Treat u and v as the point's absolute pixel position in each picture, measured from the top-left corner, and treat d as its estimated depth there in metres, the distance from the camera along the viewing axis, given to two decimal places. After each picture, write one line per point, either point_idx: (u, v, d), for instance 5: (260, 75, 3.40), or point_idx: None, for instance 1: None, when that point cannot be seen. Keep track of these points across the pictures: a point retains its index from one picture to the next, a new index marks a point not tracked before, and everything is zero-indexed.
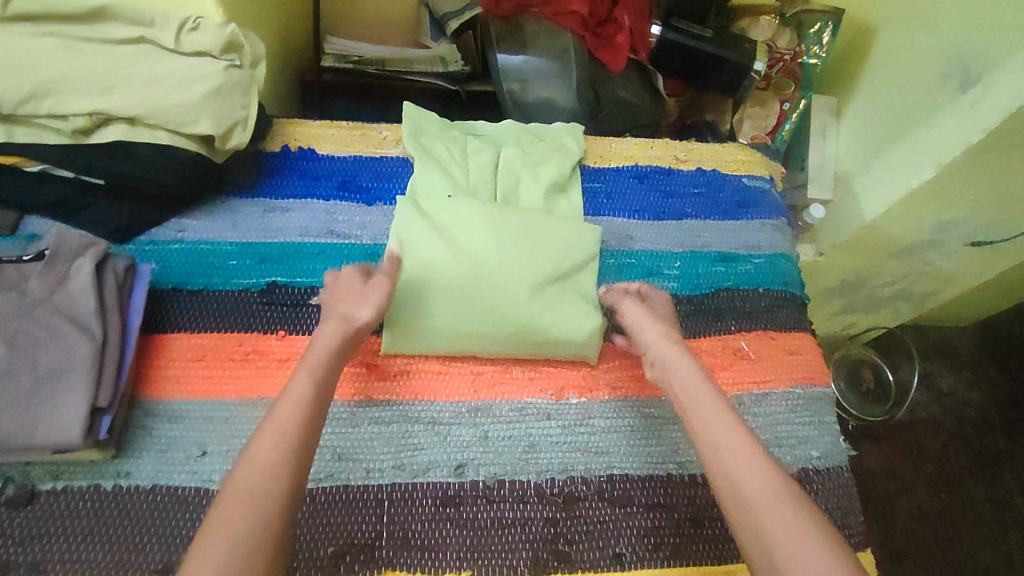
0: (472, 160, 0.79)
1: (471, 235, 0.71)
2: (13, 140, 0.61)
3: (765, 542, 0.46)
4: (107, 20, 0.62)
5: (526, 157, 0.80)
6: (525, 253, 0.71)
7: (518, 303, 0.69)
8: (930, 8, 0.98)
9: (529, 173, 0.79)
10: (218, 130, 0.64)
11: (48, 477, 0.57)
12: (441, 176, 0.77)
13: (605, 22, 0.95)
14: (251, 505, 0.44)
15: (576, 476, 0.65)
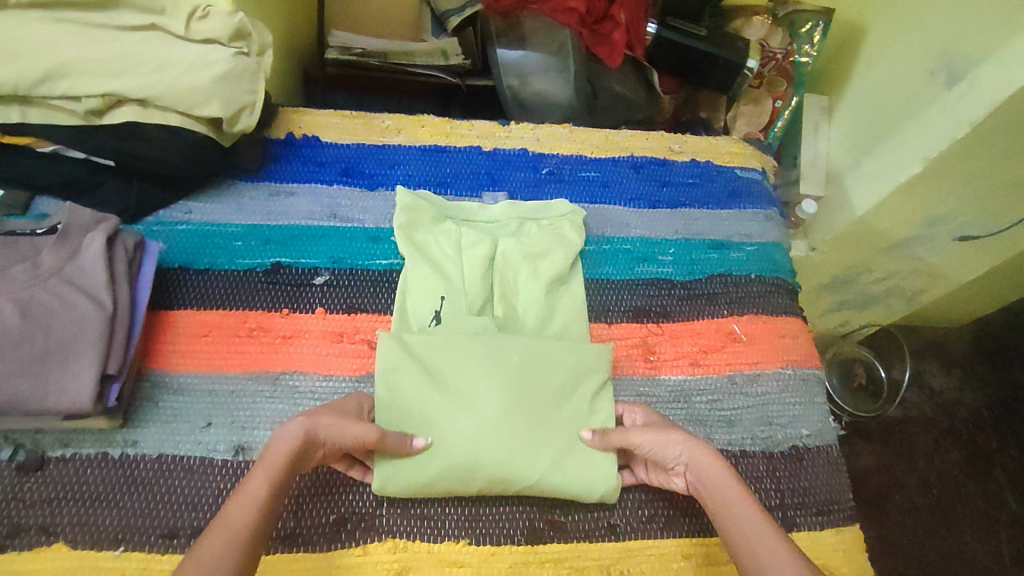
0: (469, 274, 0.72)
1: (468, 367, 0.64)
2: (27, 120, 0.63)
3: None
4: (120, 7, 0.64)
5: (527, 295, 0.73)
6: (530, 389, 0.64)
7: (526, 457, 0.61)
8: (918, 9, 1.00)
9: (529, 278, 0.73)
10: (225, 113, 0.66)
11: (58, 445, 0.58)
12: (431, 282, 0.70)
13: (602, 19, 0.96)
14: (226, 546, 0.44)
15: None
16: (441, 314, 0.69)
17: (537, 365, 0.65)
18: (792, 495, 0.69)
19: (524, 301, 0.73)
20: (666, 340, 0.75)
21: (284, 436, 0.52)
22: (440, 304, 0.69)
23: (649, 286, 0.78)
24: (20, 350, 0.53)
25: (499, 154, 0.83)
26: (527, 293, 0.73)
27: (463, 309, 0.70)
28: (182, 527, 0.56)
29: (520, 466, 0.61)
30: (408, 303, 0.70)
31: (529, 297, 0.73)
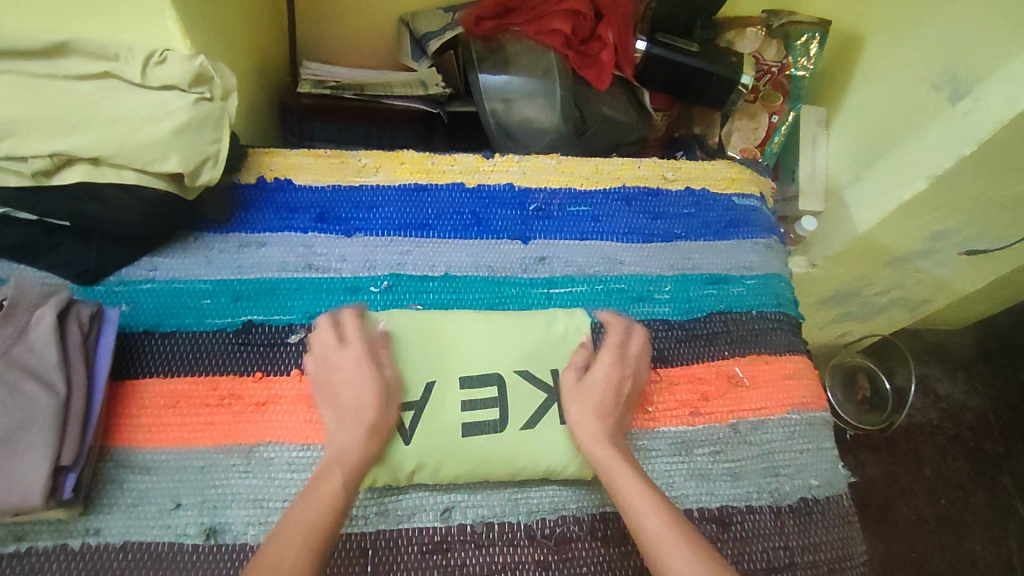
0: (456, 343, 0.64)
1: (464, 445, 0.60)
2: None
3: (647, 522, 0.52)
4: (71, 56, 0.60)
5: (520, 350, 0.64)
6: (515, 343, 0.65)
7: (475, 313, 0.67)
8: (917, 18, 0.97)
9: (519, 334, 0.65)
10: (187, 167, 0.62)
11: (13, 539, 0.54)
12: (414, 352, 0.63)
13: (589, 40, 0.92)
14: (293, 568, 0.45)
15: (568, 515, 0.62)
16: (429, 399, 0.61)
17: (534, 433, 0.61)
18: (801, 552, 0.65)
19: (520, 359, 0.64)
20: (665, 388, 0.71)
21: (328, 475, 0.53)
22: (425, 388, 0.62)
23: (645, 329, 0.74)
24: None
25: (484, 190, 0.79)
26: (527, 342, 0.65)
27: (452, 385, 0.62)
28: None
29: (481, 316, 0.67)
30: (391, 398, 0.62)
31: (525, 350, 0.64)
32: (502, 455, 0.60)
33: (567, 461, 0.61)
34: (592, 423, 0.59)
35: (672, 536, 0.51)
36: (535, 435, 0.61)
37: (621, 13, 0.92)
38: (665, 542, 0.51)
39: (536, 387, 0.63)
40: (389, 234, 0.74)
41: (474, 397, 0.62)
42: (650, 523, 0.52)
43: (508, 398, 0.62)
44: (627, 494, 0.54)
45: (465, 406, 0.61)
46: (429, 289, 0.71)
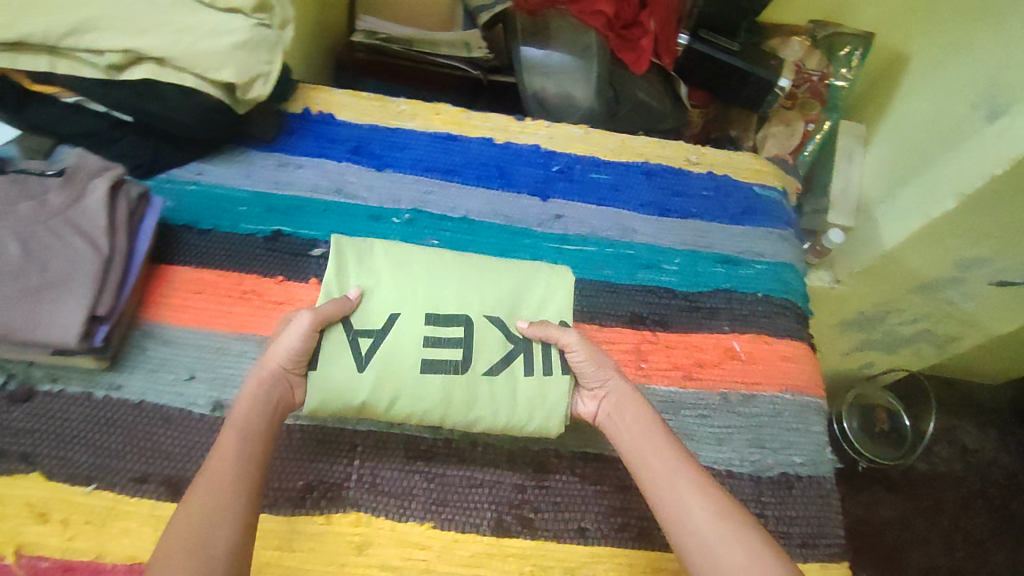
0: (426, 282, 0.64)
1: (422, 380, 0.59)
2: (55, 70, 0.66)
3: (698, 552, 0.48)
4: None
5: (494, 297, 0.64)
6: (489, 294, 0.64)
7: (453, 263, 0.66)
8: (965, 39, 0.96)
9: (493, 282, 0.65)
10: (240, 80, 0.67)
11: (47, 378, 0.60)
12: (385, 286, 0.63)
13: (631, 25, 0.94)
14: (210, 499, 0.46)
15: (552, 448, 0.64)
16: (394, 329, 0.61)
17: (494, 379, 0.61)
18: (777, 523, 0.65)
19: (492, 306, 0.64)
20: (662, 349, 0.73)
21: (250, 395, 0.54)
22: (392, 317, 0.62)
23: (649, 294, 0.76)
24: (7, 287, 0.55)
25: (511, 148, 0.83)
26: (501, 291, 0.65)
27: (419, 318, 0.62)
28: (153, 474, 0.57)
29: (455, 265, 0.66)
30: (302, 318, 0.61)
31: (498, 299, 0.64)
32: (460, 398, 0.60)
33: (530, 413, 0.60)
34: (628, 431, 0.57)
35: (716, 548, 0.47)
36: (496, 379, 0.61)
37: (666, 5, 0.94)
38: (705, 553, 0.47)
39: (500, 333, 0.63)
40: (417, 174, 0.78)
41: (438, 334, 0.61)
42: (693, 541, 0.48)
43: (472, 340, 0.61)
44: (677, 500, 0.50)
45: (428, 342, 0.61)
46: (447, 227, 0.75)
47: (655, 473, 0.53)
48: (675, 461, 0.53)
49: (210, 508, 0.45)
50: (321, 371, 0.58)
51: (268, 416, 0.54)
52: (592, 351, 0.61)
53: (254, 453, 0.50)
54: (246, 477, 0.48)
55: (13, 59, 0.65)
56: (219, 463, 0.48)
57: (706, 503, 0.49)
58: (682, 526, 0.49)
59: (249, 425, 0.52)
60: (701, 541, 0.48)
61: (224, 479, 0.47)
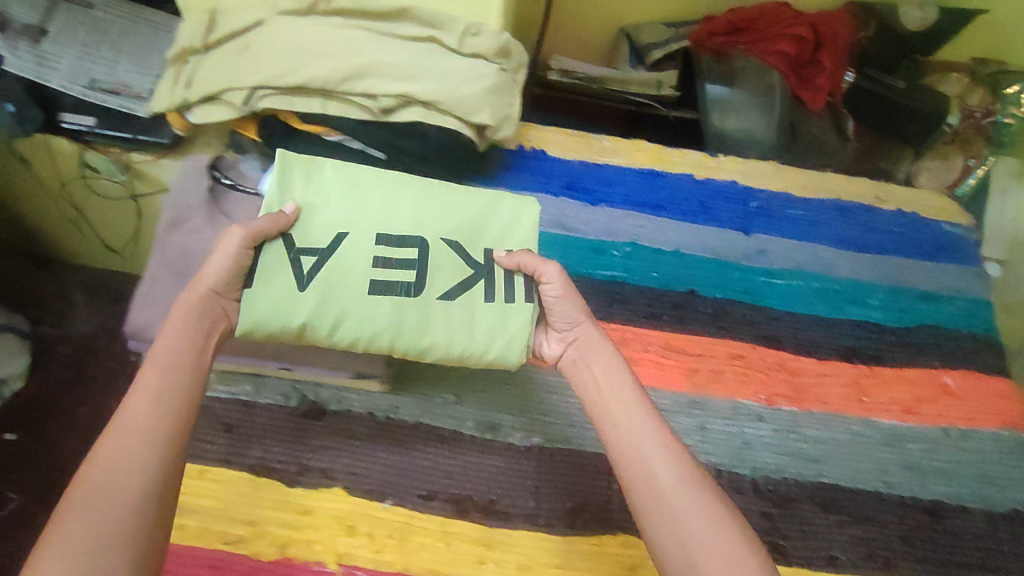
0: (358, 201, 0.62)
1: (369, 299, 0.57)
2: (326, 111, 0.71)
3: (679, 531, 0.46)
4: (406, 20, 0.74)
5: (452, 222, 0.63)
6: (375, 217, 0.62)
7: (426, 190, 0.65)
8: None
9: (449, 207, 0.64)
10: (494, 121, 0.72)
11: (335, 400, 0.65)
12: (335, 205, 0.61)
13: (808, 64, 0.98)
14: (138, 447, 0.45)
15: (789, 477, 0.69)
16: (342, 248, 0.59)
17: (452, 305, 0.59)
18: (1016, 557, 0.67)
19: (449, 230, 0.63)
20: (880, 384, 0.75)
21: (174, 317, 0.53)
22: (338, 237, 0.60)
23: (859, 328, 0.79)
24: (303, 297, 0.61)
25: (711, 184, 0.86)
26: (451, 215, 0.63)
27: (371, 239, 0.60)
28: (438, 491, 0.62)
29: (416, 190, 0.64)
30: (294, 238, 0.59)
31: (455, 223, 0.63)
32: (416, 321, 0.57)
33: (488, 341, 0.58)
34: (599, 390, 0.56)
35: (691, 532, 0.46)
36: (446, 302, 0.59)
37: (840, 42, 0.99)
38: (673, 534, 0.46)
39: (464, 260, 0.61)
40: (629, 209, 0.82)
41: (390, 255, 0.59)
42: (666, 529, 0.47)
43: (430, 262, 0.60)
44: (655, 469, 0.49)
45: (377, 262, 0.59)
46: (664, 261, 0.79)
47: (632, 429, 0.52)
48: (653, 428, 0.52)
49: (129, 443, 0.45)
50: (260, 288, 0.56)
51: (198, 342, 0.53)
52: (571, 291, 0.61)
53: (183, 390, 0.49)
54: (173, 415, 0.47)
55: (291, 102, 0.71)
56: (144, 399, 0.47)
57: (678, 473, 0.49)
58: (651, 499, 0.48)
59: (194, 362, 0.52)
60: (681, 521, 0.46)
61: (138, 417, 0.46)
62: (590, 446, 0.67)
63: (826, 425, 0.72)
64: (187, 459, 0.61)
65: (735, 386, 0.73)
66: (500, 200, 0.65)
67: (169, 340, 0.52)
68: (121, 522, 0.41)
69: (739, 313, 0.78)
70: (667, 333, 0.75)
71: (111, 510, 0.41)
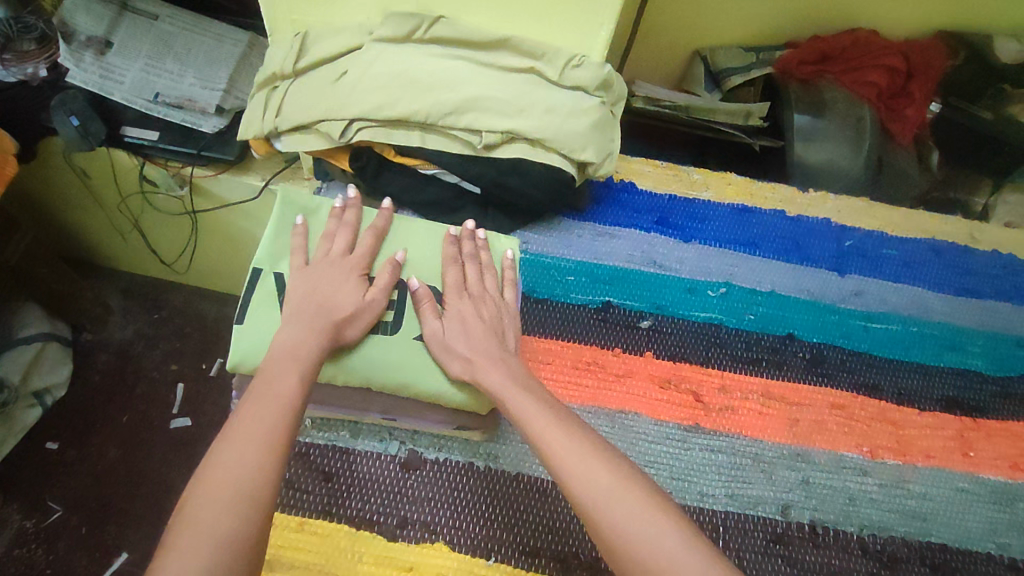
0: None
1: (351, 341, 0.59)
2: (426, 144, 0.69)
3: (637, 540, 0.43)
4: (505, 50, 0.72)
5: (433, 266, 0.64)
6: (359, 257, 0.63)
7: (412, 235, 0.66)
8: None
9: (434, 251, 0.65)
10: (597, 158, 0.70)
11: (433, 447, 0.62)
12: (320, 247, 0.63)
13: (898, 95, 0.96)
14: (254, 450, 0.45)
15: (897, 536, 0.65)
16: None
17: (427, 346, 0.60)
18: None
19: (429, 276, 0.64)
20: (985, 438, 0.72)
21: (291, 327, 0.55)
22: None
23: (960, 376, 0.76)
24: (443, 330, 0.59)
25: (803, 222, 0.83)
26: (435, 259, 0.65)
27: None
28: (543, 548, 0.58)
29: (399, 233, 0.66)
30: (284, 283, 0.60)
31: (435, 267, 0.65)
32: (392, 362, 0.59)
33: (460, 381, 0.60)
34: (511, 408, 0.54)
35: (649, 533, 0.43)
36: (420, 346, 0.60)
37: (930, 73, 0.97)
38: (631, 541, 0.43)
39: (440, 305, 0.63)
40: (721, 246, 0.80)
41: None
42: (624, 540, 0.44)
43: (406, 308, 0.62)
44: (586, 475, 0.47)
45: None
46: (759, 302, 0.76)
47: (590, 488, 0.46)
48: (573, 437, 0.50)
49: (227, 473, 0.43)
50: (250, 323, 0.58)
51: (311, 345, 0.54)
52: (458, 327, 0.59)
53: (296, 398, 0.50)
54: (287, 419, 0.48)
55: (389, 134, 0.69)
56: (271, 400, 0.49)
57: (614, 474, 0.47)
58: (596, 511, 0.45)
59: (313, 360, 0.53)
60: (633, 526, 0.44)
61: (258, 420, 0.47)
62: (692, 501, 0.64)
63: (933, 481, 0.69)
64: (285, 510, 0.57)
65: (837, 438, 0.69)
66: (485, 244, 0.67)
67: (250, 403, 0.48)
68: (247, 525, 0.42)
69: (838, 359, 0.75)
70: (767, 379, 0.71)
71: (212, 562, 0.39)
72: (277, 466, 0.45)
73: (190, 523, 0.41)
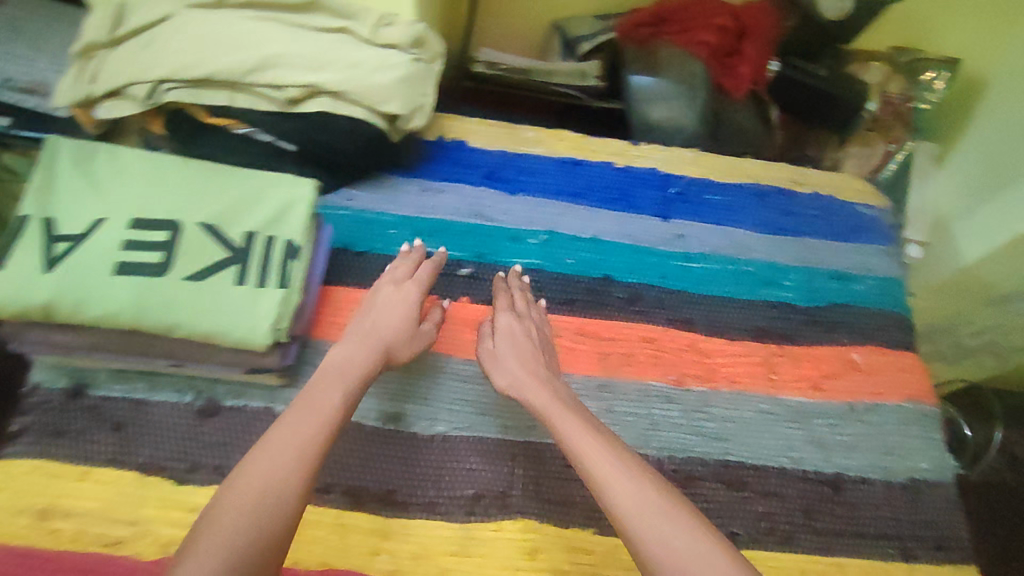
0: (125, 187, 0.60)
1: (112, 281, 0.54)
2: (234, 104, 0.70)
3: (643, 536, 0.47)
4: (317, 11, 0.74)
5: (217, 208, 0.61)
6: (136, 199, 0.60)
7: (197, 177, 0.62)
8: None
9: (216, 191, 0.62)
10: (403, 111, 0.73)
11: (231, 395, 0.64)
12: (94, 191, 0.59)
13: (731, 54, 1.00)
14: (293, 457, 0.48)
15: (695, 456, 0.70)
16: (96, 233, 0.57)
17: (198, 284, 0.57)
18: (907, 519, 0.70)
19: (211, 216, 0.60)
20: (789, 362, 0.77)
21: (345, 347, 0.60)
22: (95, 224, 0.58)
23: (772, 309, 0.80)
24: (494, 345, 0.67)
25: (631, 172, 0.88)
26: (219, 201, 0.61)
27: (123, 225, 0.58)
28: (336, 484, 0.62)
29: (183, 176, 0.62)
30: (48, 227, 0.56)
31: (218, 208, 0.61)
32: (156, 301, 0.55)
33: (236, 320, 0.56)
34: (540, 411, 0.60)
35: (658, 531, 0.47)
36: (198, 289, 0.57)
37: (763, 33, 1.00)
38: (649, 538, 0.47)
39: (219, 245, 0.59)
40: (548, 197, 0.83)
41: (143, 239, 0.57)
42: (636, 533, 0.48)
43: (179, 247, 0.58)
44: (607, 478, 0.51)
45: (128, 245, 0.57)
46: (580, 248, 0.80)
47: (636, 502, 0.49)
48: (601, 441, 0.54)
49: (267, 476, 0.46)
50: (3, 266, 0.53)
51: (357, 365, 0.58)
52: (524, 327, 0.68)
53: (329, 409, 0.52)
54: (325, 427, 0.51)
55: (197, 95, 0.70)
56: (312, 412, 0.51)
57: (643, 480, 0.51)
58: (608, 510, 0.49)
59: (350, 385, 0.56)
60: (643, 523, 0.48)
61: (313, 430, 0.50)
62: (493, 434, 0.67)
63: (735, 403, 0.73)
64: (72, 461, 0.59)
65: (646, 368, 0.73)
66: (276, 183, 0.63)
67: (290, 423, 0.50)
68: (269, 526, 0.44)
69: (654, 297, 0.79)
70: (580, 318, 0.75)
71: (236, 557, 0.42)
72: (308, 474, 0.48)
73: (220, 517, 0.44)
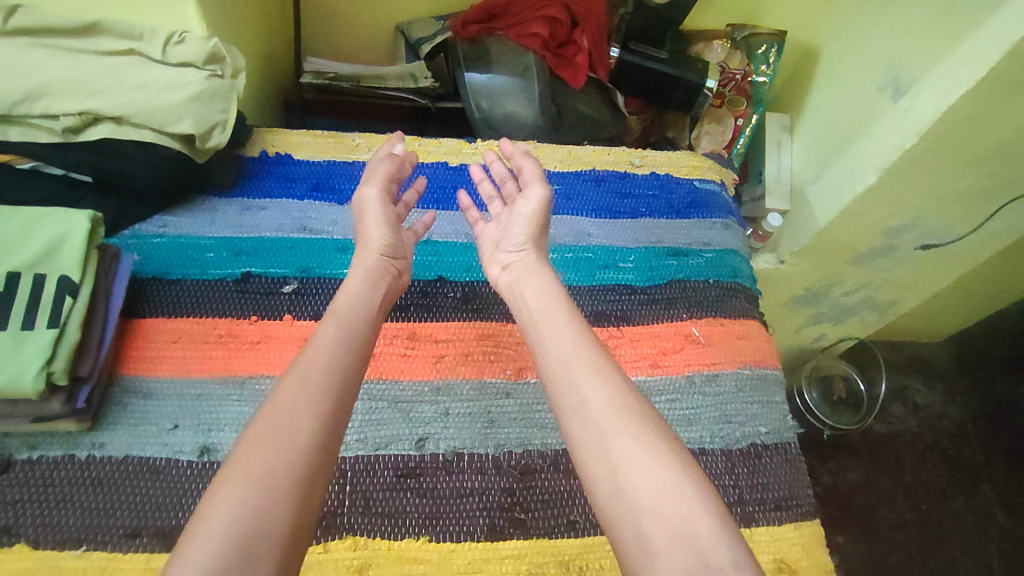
0: None
1: None
2: (8, 138, 0.66)
3: (611, 456, 0.51)
4: (101, 34, 0.69)
5: None
6: None
7: None
8: (869, 13, 1.00)
9: None
10: (198, 130, 0.69)
11: (25, 447, 0.61)
12: None
13: (565, 44, 1.01)
14: (297, 393, 0.51)
15: (533, 449, 0.69)
16: None
17: None
18: (750, 490, 0.71)
19: None
20: (628, 342, 0.78)
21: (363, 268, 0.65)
22: None
23: (610, 292, 0.81)
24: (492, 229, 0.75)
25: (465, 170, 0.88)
26: None
27: None
28: (144, 527, 0.58)
29: None
30: None
31: None
32: None
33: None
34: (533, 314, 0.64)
35: (635, 450, 0.50)
36: None
37: (596, 19, 1.00)
38: (622, 458, 0.50)
39: None
40: None
41: None
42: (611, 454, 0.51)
43: None
44: (588, 393, 0.54)
45: None
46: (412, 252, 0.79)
47: (601, 417, 0.53)
48: (576, 350, 0.58)
49: (286, 414, 0.49)
50: None
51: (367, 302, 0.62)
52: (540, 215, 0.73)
53: (351, 346, 0.57)
54: (342, 364, 0.55)
55: None
56: (318, 347, 0.55)
57: (610, 394, 0.54)
58: (587, 426, 0.53)
59: (350, 316, 0.60)
60: (610, 440, 0.51)
61: (318, 362, 0.54)
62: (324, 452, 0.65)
63: None
64: None
65: (482, 367, 0.73)
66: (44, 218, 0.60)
67: (311, 360, 0.54)
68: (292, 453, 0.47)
69: (490, 292, 0.78)
70: (412, 323, 0.74)
71: (257, 499, 0.44)
72: (328, 411, 0.51)
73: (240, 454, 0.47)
